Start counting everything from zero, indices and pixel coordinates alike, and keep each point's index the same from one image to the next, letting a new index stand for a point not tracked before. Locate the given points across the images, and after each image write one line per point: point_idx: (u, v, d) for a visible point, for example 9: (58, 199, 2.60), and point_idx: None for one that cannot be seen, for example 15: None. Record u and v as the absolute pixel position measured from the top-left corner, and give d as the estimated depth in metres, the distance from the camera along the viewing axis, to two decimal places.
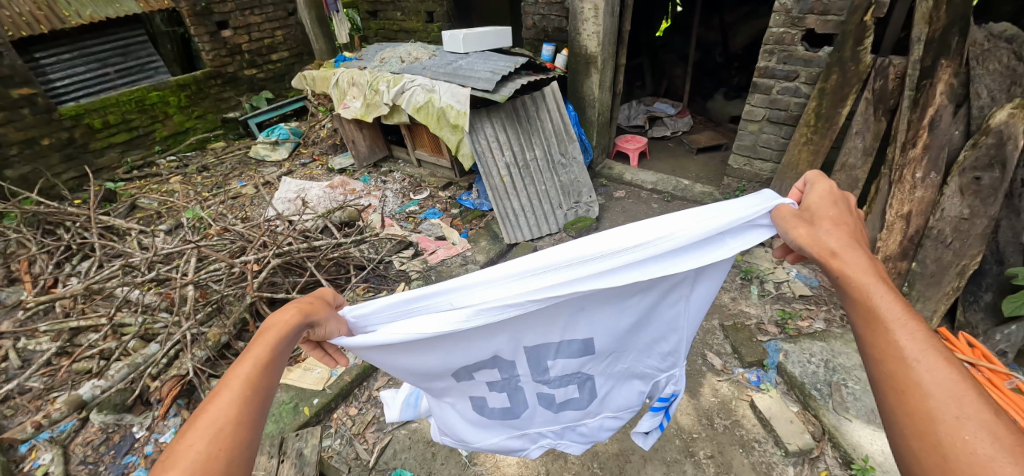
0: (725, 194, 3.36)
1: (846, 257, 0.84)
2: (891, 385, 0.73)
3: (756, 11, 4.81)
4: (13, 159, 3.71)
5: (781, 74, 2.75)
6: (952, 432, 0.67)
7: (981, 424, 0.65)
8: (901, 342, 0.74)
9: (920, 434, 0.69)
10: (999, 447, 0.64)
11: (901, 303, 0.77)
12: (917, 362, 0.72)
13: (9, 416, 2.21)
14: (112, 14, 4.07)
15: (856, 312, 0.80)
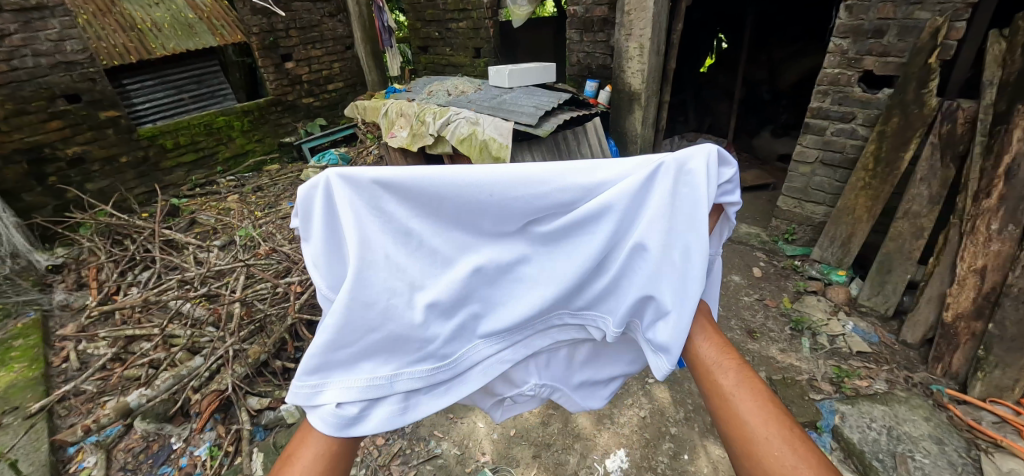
0: (773, 236, 3.21)
1: (717, 365, 0.89)
2: (733, 437, 0.79)
3: (806, 50, 4.72)
4: (94, 174, 4.09)
5: (836, 115, 2.64)
6: (768, 449, 0.74)
7: (781, 438, 0.74)
8: (736, 405, 0.81)
9: (748, 455, 0.76)
10: (796, 455, 0.72)
11: (746, 385, 0.83)
12: (733, 394, 0.82)
13: (63, 416, 2.34)
14: (192, 46, 4.50)
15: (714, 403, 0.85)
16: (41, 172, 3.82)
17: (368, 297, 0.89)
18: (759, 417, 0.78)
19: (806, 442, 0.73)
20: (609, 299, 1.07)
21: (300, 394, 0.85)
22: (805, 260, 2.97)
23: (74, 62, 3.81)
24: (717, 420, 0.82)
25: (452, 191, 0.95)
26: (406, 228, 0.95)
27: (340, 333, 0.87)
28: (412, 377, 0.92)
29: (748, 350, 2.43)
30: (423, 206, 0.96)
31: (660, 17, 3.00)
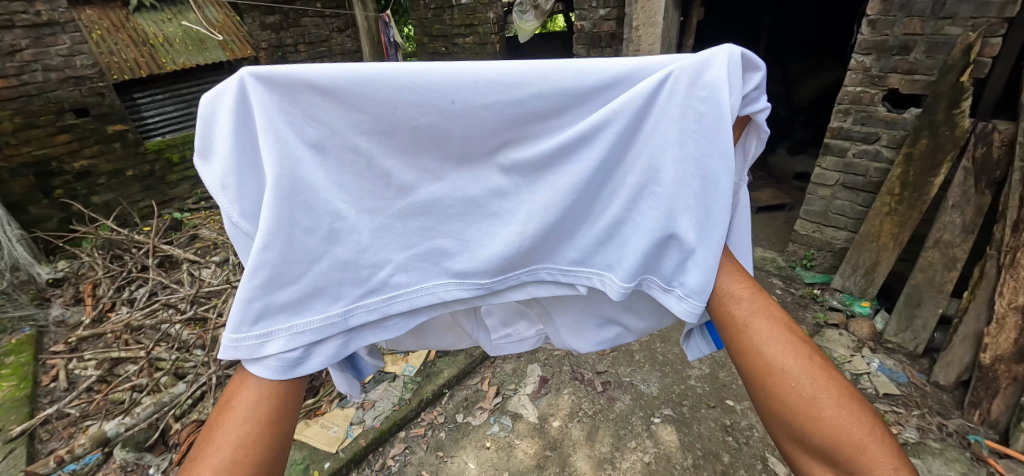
0: (790, 262, 3.03)
1: (737, 301, 0.84)
2: (753, 374, 0.78)
3: (824, 65, 4.59)
4: (99, 187, 4.11)
5: (858, 136, 2.48)
6: (789, 384, 0.74)
7: (802, 373, 0.74)
8: (756, 343, 0.78)
9: (766, 390, 0.76)
10: (818, 388, 0.72)
11: (766, 321, 0.80)
12: (753, 331, 0.79)
13: (44, 441, 2.27)
14: (202, 61, 4.49)
15: (733, 340, 0.82)
16: (47, 185, 3.84)
17: (308, 221, 0.77)
18: (781, 350, 0.76)
19: (827, 374, 0.73)
20: (619, 247, 0.93)
21: (240, 349, 0.73)
22: (825, 288, 2.78)
23: (83, 76, 3.84)
24: (737, 353, 0.82)
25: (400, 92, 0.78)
26: (352, 144, 0.79)
27: (281, 270, 0.75)
28: (367, 310, 0.84)
29: None
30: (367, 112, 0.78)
31: (670, 32, 2.88)
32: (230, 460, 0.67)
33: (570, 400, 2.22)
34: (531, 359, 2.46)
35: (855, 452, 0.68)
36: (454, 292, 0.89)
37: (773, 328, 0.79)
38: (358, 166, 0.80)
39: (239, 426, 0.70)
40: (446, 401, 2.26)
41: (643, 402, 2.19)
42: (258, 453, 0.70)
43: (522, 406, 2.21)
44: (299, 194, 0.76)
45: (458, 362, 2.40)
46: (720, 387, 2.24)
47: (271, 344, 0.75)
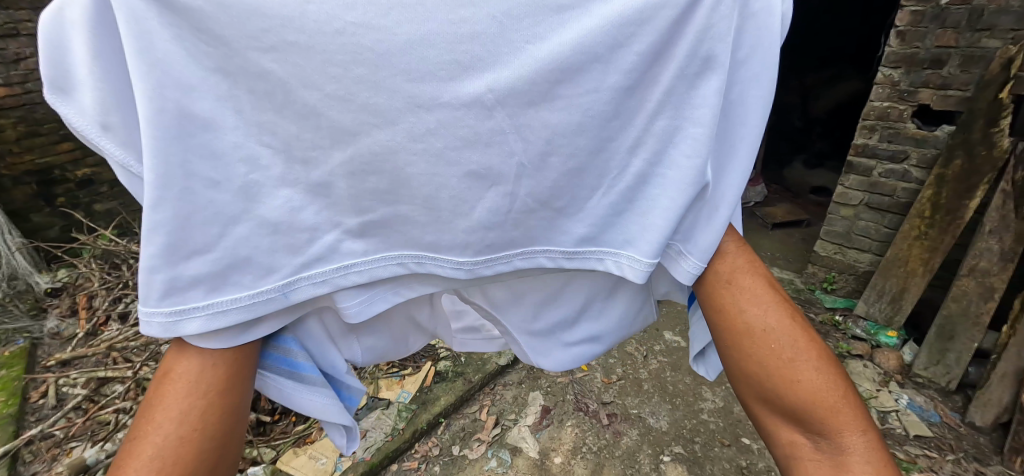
0: (809, 285, 2.87)
1: (728, 260, 0.81)
2: (727, 330, 0.78)
3: (841, 75, 4.45)
4: (102, 195, 4.08)
5: (885, 154, 2.32)
6: (767, 343, 0.73)
7: (783, 334, 0.74)
8: (738, 303, 0.77)
9: (740, 347, 0.76)
10: (796, 350, 0.72)
11: (752, 281, 0.79)
12: (738, 291, 0.78)
13: (26, 463, 2.19)
14: None
15: (713, 298, 0.81)
16: (49, 193, 3.81)
17: (212, 172, 0.64)
18: (756, 309, 0.76)
19: (806, 335, 0.74)
20: (608, 216, 0.81)
21: (154, 326, 0.64)
22: (848, 314, 2.60)
23: None
24: (714, 310, 0.80)
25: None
26: (260, 68, 0.62)
27: (182, 234, 0.63)
28: (312, 283, 0.72)
29: None
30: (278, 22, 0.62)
31: None
32: (172, 435, 0.65)
33: (573, 434, 2.08)
34: (532, 387, 2.34)
35: (820, 410, 0.69)
36: (429, 267, 0.79)
37: (759, 289, 0.78)
38: (277, 99, 0.64)
39: (178, 401, 0.67)
40: (441, 432, 2.14)
41: (652, 438, 2.05)
42: (203, 424, 0.68)
43: (522, 439, 2.08)
44: (192, 142, 0.62)
45: (455, 388, 2.27)
46: (735, 423, 2.10)
47: (188, 324, 0.65)
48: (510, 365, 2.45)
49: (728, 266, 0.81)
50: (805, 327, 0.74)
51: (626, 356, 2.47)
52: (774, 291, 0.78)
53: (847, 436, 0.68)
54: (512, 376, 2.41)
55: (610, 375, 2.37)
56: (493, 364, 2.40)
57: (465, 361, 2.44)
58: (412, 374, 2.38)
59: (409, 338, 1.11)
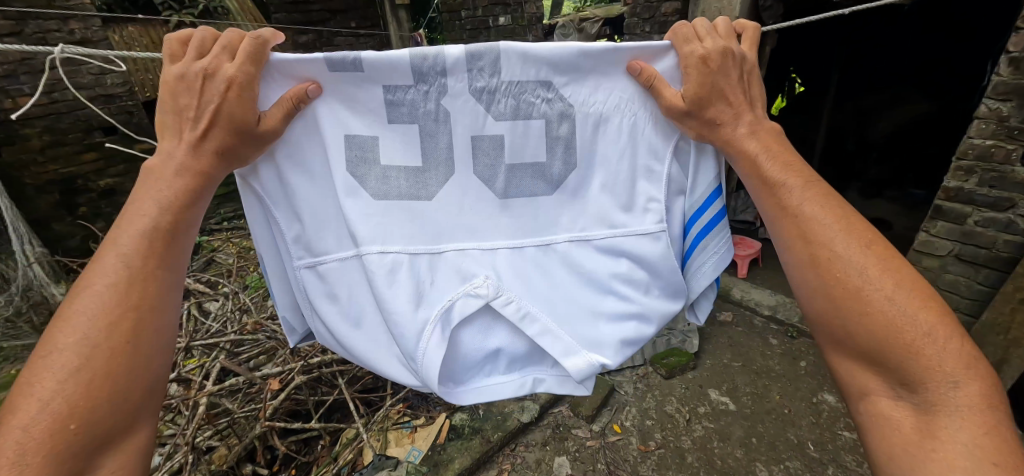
0: None
1: (801, 207, 0.84)
2: (813, 267, 0.82)
3: (904, 96, 4.05)
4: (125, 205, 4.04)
5: (983, 201, 1.97)
6: (857, 282, 0.78)
7: (867, 271, 0.77)
8: (830, 245, 0.81)
9: (831, 286, 0.80)
10: (887, 284, 0.76)
11: (831, 221, 0.82)
12: (826, 232, 0.82)
13: None
14: None
15: (793, 237, 0.85)
16: (72, 203, 3.80)
17: None
18: (874, 269, 0.77)
19: (892, 269, 0.78)
20: None
21: None
22: None
23: (113, 95, 3.76)
24: (793, 251, 0.85)
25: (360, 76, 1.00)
26: None
27: None
28: None
29: None
30: (347, 93, 1.02)
31: None
32: (93, 343, 0.68)
33: None
34: (558, 451, 2.07)
35: (927, 374, 0.73)
36: None
37: (835, 227, 0.82)
38: None
39: (93, 307, 0.70)
40: None
41: None
42: (130, 339, 0.70)
43: None
44: None
45: (471, 449, 2.02)
46: None
47: None
48: (534, 422, 2.18)
49: (804, 213, 0.84)
50: (885, 258, 0.78)
51: (665, 418, 2.19)
52: (849, 227, 0.81)
53: (927, 352, 0.73)
54: (536, 434, 2.15)
55: (647, 441, 2.09)
56: (514, 421, 2.14)
57: (483, 415, 2.18)
58: (425, 425, 2.13)
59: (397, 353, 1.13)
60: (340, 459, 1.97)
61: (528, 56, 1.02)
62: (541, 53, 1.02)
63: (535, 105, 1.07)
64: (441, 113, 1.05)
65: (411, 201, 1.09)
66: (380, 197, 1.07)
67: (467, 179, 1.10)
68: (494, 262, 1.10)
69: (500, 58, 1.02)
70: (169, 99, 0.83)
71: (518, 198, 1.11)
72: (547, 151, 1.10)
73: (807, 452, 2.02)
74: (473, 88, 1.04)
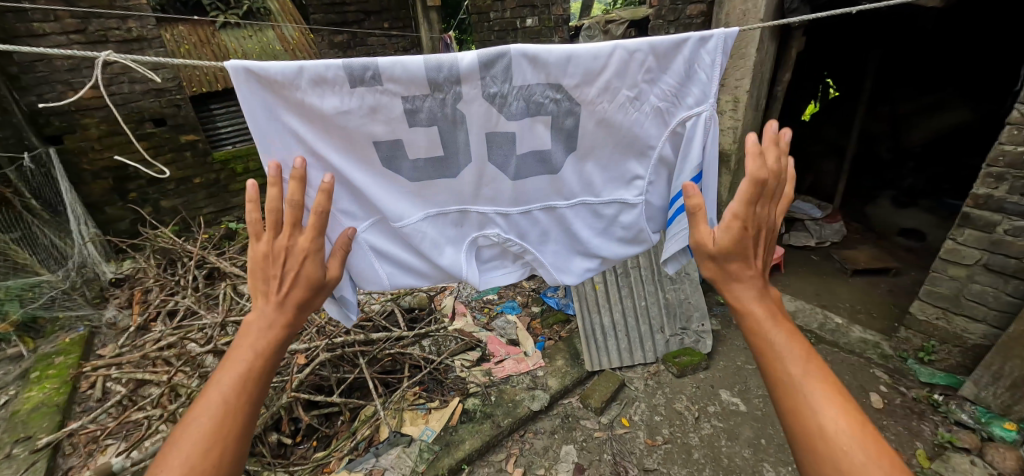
0: (900, 351, 2.44)
1: (798, 378, 0.90)
2: (806, 440, 0.86)
3: (945, 102, 3.82)
4: (169, 192, 4.29)
5: (1015, 209, 1.91)
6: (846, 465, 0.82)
7: (856, 454, 0.82)
8: (822, 422, 0.85)
9: (820, 458, 0.84)
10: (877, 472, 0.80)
11: (827, 395, 0.87)
12: (820, 411, 0.86)
13: (67, 455, 2.26)
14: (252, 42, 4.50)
15: (787, 404, 0.90)
16: (123, 188, 4.07)
17: None
18: (864, 454, 0.82)
19: (885, 456, 0.82)
20: None
21: None
22: (951, 395, 2.19)
23: (164, 89, 4.02)
24: (787, 416, 0.90)
25: (369, 88, 1.06)
26: None
27: None
28: None
29: None
30: (354, 106, 1.08)
31: (764, 66, 2.42)
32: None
33: None
34: (565, 440, 2.12)
35: None
36: None
37: (829, 402, 0.86)
38: None
39: (190, 446, 0.83)
40: None
41: None
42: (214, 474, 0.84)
43: None
44: None
45: (482, 432, 2.10)
46: None
47: None
48: (544, 411, 2.25)
49: (798, 385, 0.89)
50: (881, 447, 0.82)
51: (674, 415, 2.21)
52: (842, 405, 0.86)
53: None
54: (545, 423, 2.21)
55: (655, 436, 2.12)
56: (524, 408, 2.21)
57: (495, 401, 2.26)
58: (439, 408, 2.23)
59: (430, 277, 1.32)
60: (359, 434, 2.10)
61: (538, 63, 1.08)
62: (551, 60, 1.08)
63: (544, 105, 1.14)
64: (457, 114, 1.13)
65: (439, 180, 1.21)
66: (414, 180, 1.20)
67: (483, 167, 1.21)
68: (508, 220, 1.28)
69: (511, 65, 1.08)
70: (258, 276, 0.97)
71: (530, 179, 1.24)
72: (553, 141, 1.20)
73: None
74: (485, 94, 1.11)
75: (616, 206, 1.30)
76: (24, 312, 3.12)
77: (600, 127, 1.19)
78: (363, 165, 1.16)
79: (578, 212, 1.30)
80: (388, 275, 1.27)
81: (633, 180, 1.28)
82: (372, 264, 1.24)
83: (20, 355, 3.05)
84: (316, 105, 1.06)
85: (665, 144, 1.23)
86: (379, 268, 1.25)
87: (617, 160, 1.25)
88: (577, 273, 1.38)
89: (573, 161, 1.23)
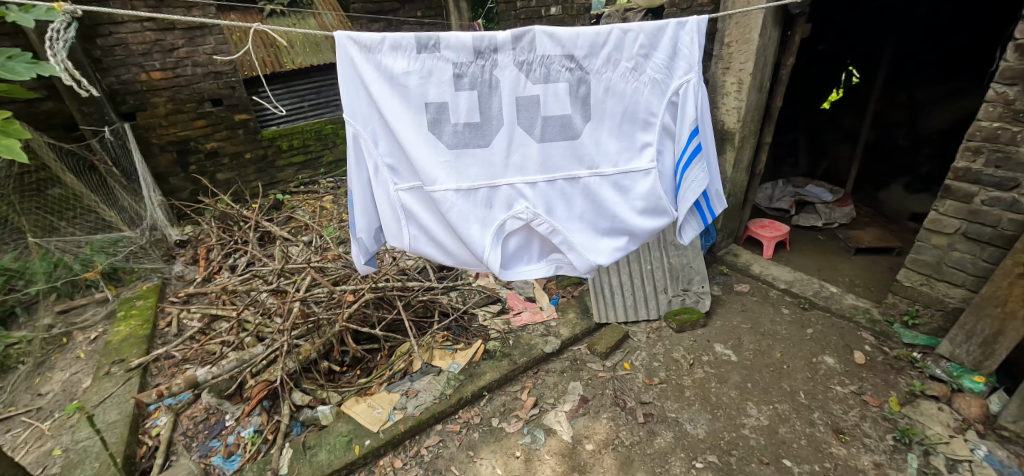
0: (888, 316, 2.62)
1: None
2: None
3: (961, 90, 3.83)
4: (224, 166, 4.76)
5: (990, 181, 2.10)
6: None
7: None
8: None
9: None
10: None
11: None
12: None
13: (153, 374, 2.69)
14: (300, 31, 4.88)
15: None
16: (185, 161, 4.54)
17: None
18: None
19: None
20: None
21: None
22: (929, 354, 2.40)
23: (221, 72, 4.47)
24: None
25: (429, 54, 1.38)
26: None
27: None
28: None
29: (827, 452, 2.00)
30: (416, 67, 1.38)
31: (766, 50, 2.64)
32: None
33: (608, 426, 2.18)
34: (573, 377, 2.44)
35: None
36: None
37: None
38: None
39: None
40: (484, 404, 2.33)
41: (686, 443, 2.08)
42: None
43: (557, 422, 2.21)
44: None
45: (501, 367, 2.43)
46: (778, 443, 2.05)
47: None
48: (555, 354, 2.57)
49: None
50: None
51: (671, 362, 2.50)
52: None
53: None
54: (555, 364, 2.53)
55: (652, 377, 2.41)
56: (538, 350, 2.53)
57: (513, 344, 2.59)
58: (464, 348, 2.57)
59: (451, 246, 1.57)
60: (395, 366, 2.48)
61: (556, 39, 1.40)
62: (566, 36, 1.40)
63: (561, 73, 1.43)
64: (493, 79, 1.41)
65: (476, 148, 1.44)
66: (453, 148, 1.44)
67: (513, 130, 1.45)
68: (534, 193, 1.50)
69: (535, 38, 1.40)
70: None
71: (552, 143, 1.47)
72: (570, 106, 1.46)
73: (798, 399, 2.25)
74: (516, 61, 1.41)
75: (632, 177, 1.54)
76: (108, 263, 3.62)
77: (608, 95, 1.47)
78: (412, 130, 1.41)
79: (600, 183, 1.53)
80: (409, 238, 1.55)
81: (644, 148, 1.53)
82: (402, 220, 1.53)
83: (106, 299, 3.53)
84: (389, 65, 1.37)
85: (664, 113, 1.52)
86: (404, 229, 1.54)
87: (627, 130, 1.51)
88: (606, 253, 1.58)
89: (589, 124, 1.48)
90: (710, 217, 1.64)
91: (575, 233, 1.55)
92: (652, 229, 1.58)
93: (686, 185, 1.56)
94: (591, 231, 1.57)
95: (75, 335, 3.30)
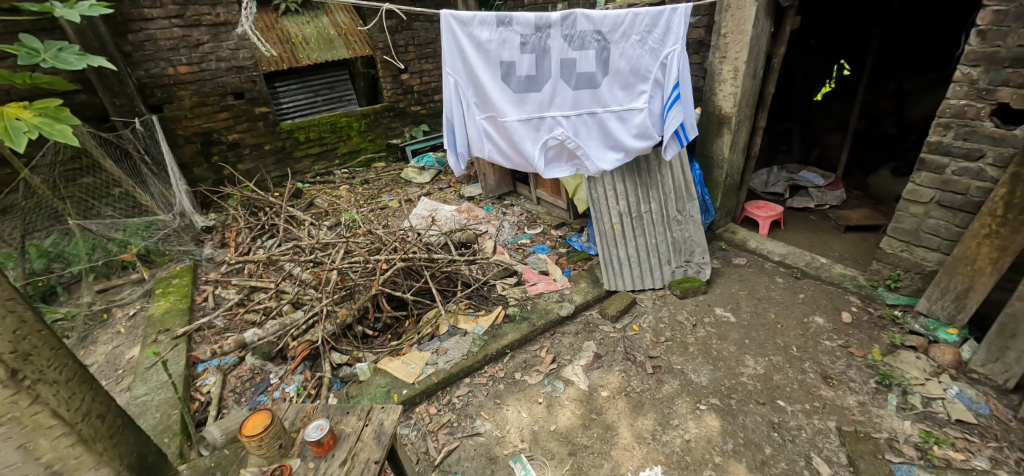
0: (872, 281, 2.87)
1: None
2: None
3: (942, 80, 4.15)
4: (246, 157, 4.98)
5: (959, 152, 2.35)
6: None
7: None
8: None
9: None
10: None
11: None
12: None
13: (197, 342, 2.90)
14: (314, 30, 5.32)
15: None
16: (208, 151, 4.74)
17: None
18: None
19: None
20: None
21: None
22: (908, 311, 2.65)
23: (243, 67, 4.69)
24: None
25: (505, 27, 1.79)
26: None
27: None
28: None
29: (817, 395, 2.24)
30: (495, 36, 1.80)
31: (760, 40, 2.89)
32: None
33: (620, 376, 2.42)
34: (587, 338, 2.67)
35: None
36: None
37: None
38: None
39: None
40: (507, 360, 2.56)
41: (691, 389, 2.32)
42: None
43: (574, 374, 2.45)
44: None
45: (522, 328, 2.67)
46: (773, 387, 2.30)
47: None
48: (570, 317, 2.81)
49: None
50: None
51: (675, 323, 2.74)
52: None
53: None
54: (570, 326, 2.77)
55: (659, 336, 2.66)
56: (555, 313, 2.77)
57: (531, 309, 2.83)
58: (485, 314, 2.80)
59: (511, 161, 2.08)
60: (423, 330, 2.70)
61: (591, 19, 1.84)
62: (598, 17, 1.84)
63: (592, 41, 1.89)
64: (546, 46, 1.85)
65: (532, 94, 1.92)
66: (518, 93, 1.90)
67: (557, 83, 1.92)
68: (569, 124, 2.00)
69: (576, 17, 1.83)
70: None
71: (583, 91, 1.96)
72: (597, 65, 1.93)
73: (791, 352, 2.50)
74: (564, 34, 1.84)
75: (632, 113, 2.05)
76: (144, 245, 3.84)
77: (624, 58, 1.94)
78: (490, 80, 1.86)
79: (612, 117, 2.04)
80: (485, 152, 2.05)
81: (641, 93, 2.03)
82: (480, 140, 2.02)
83: (141, 278, 3.73)
84: (478, 34, 1.79)
85: (657, 71, 1.99)
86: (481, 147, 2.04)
87: (632, 81, 1.99)
88: (612, 162, 2.14)
89: (609, 78, 1.97)
90: (685, 144, 2.15)
91: (595, 151, 2.09)
92: (640, 148, 2.16)
93: (669, 119, 2.08)
94: (605, 148, 2.12)
95: (114, 311, 3.48)
